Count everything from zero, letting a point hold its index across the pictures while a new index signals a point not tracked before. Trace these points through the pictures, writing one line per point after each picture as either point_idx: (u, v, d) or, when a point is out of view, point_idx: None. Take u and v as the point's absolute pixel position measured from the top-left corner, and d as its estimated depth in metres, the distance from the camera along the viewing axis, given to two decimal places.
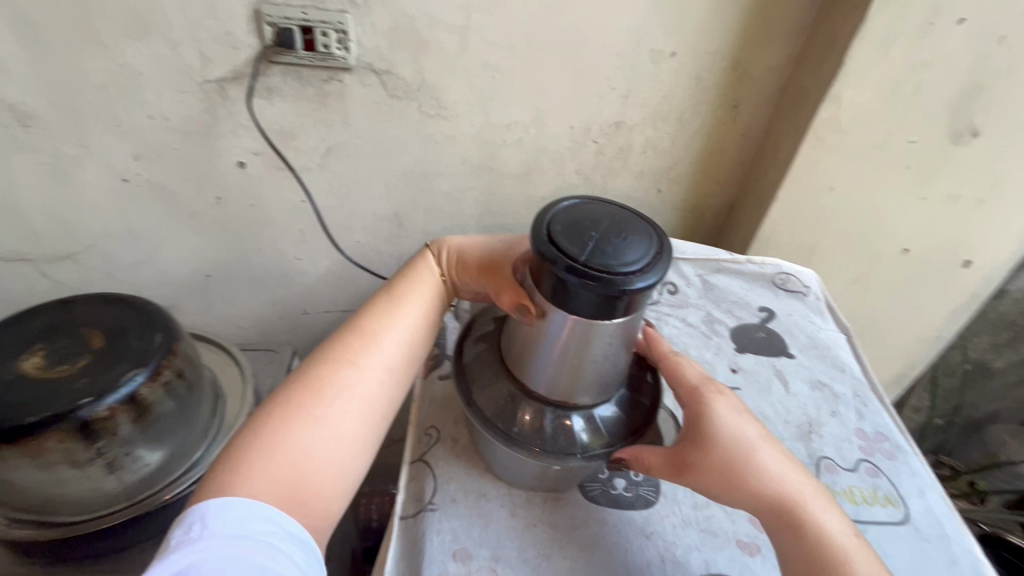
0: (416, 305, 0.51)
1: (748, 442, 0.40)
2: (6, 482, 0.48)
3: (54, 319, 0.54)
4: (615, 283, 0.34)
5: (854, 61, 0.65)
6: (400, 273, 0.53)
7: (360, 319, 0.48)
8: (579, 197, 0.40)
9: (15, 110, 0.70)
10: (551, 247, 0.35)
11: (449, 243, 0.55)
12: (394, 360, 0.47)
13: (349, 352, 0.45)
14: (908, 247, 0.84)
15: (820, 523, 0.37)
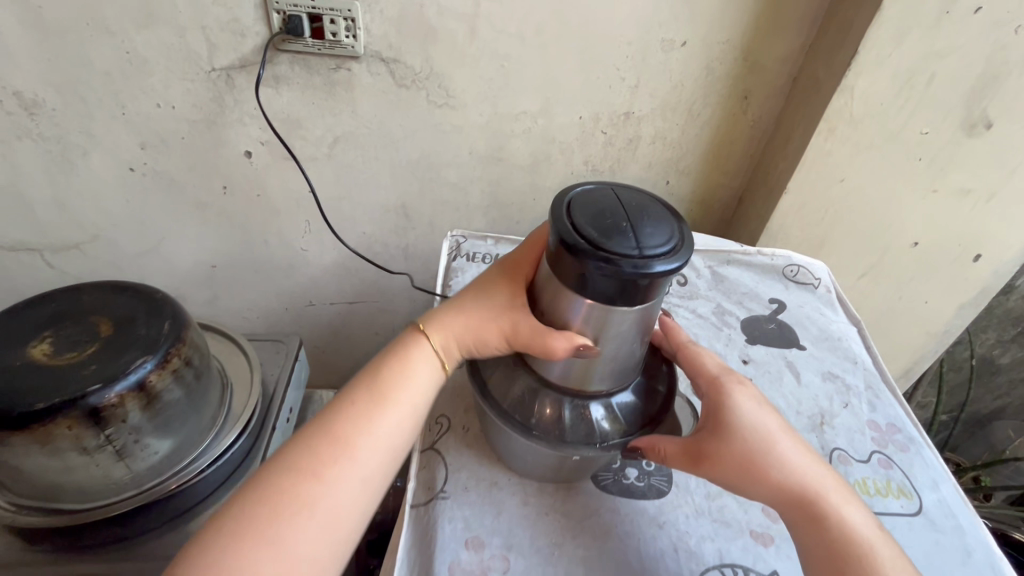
0: (404, 405, 0.42)
1: (770, 435, 0.40)
2: (14, 469, 0.48)
3: (62, 306, 0.54)
4: (652, 264, 0.33)
5: (869, 51, 0.64)
6: (385, 358, 0.44)
7: (335, 418, 0.40)
8: (596, 184, 0.40)
9: (21, 98, 0.69)
10: (581, 234, 0.34)
11: (439, 316, 0.46)
12: (370, 473, 0.39)
13: (317, 461, 0.38)
14: (918, 240, 0.84)
15: (842, 517, 0.38)
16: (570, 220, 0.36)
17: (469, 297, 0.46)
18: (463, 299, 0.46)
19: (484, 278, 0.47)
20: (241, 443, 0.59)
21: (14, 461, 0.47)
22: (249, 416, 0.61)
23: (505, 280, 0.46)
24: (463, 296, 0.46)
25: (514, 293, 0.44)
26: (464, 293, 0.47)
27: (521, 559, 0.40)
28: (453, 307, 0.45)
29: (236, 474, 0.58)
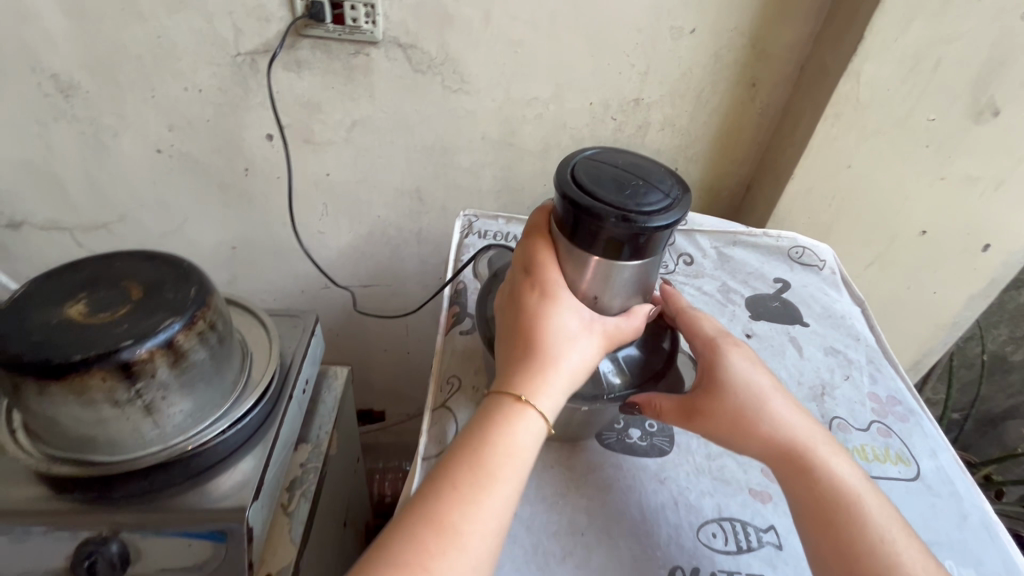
0: (507, 484, 0.36)
1: (761, 391, 0.42)
2: (50, 420, 0.50)
3: (95, 271, 0.57)
4: (678, 214, 0.36)
5: (874, 36, 0.66)
6: (478, 433, 0.37)
7: (435, 507, 0.34)
8: (597, 148, 0.42)
9: (58, 80, 0.73)
10: (616, 207, 0.36)
11: (529, 374, 0.38)
12: (485, 561, 0.34)
13: (427, 561, 0.33)
14: (926, 229, 0.84)
15: (829, 469, 0.39)
16: (600, 199, 0.36)
17: (558, 342, 0.39)
18: (550, 348, 0.38)
19: (550, 311, 0.39)
20: (259, 410, 0.61)
21: (50, 412, 0.50)
22: (267, 384, 0.63)
23: (565, 304, 0.40)
24: (546, 343, 0.38)
25: (585, 311, 0.41)
26: (543, 339, 0.39)
27: (527, 507, 0.42)
28: (540, 357, 0.38)
29: (254, 438, 0.61)
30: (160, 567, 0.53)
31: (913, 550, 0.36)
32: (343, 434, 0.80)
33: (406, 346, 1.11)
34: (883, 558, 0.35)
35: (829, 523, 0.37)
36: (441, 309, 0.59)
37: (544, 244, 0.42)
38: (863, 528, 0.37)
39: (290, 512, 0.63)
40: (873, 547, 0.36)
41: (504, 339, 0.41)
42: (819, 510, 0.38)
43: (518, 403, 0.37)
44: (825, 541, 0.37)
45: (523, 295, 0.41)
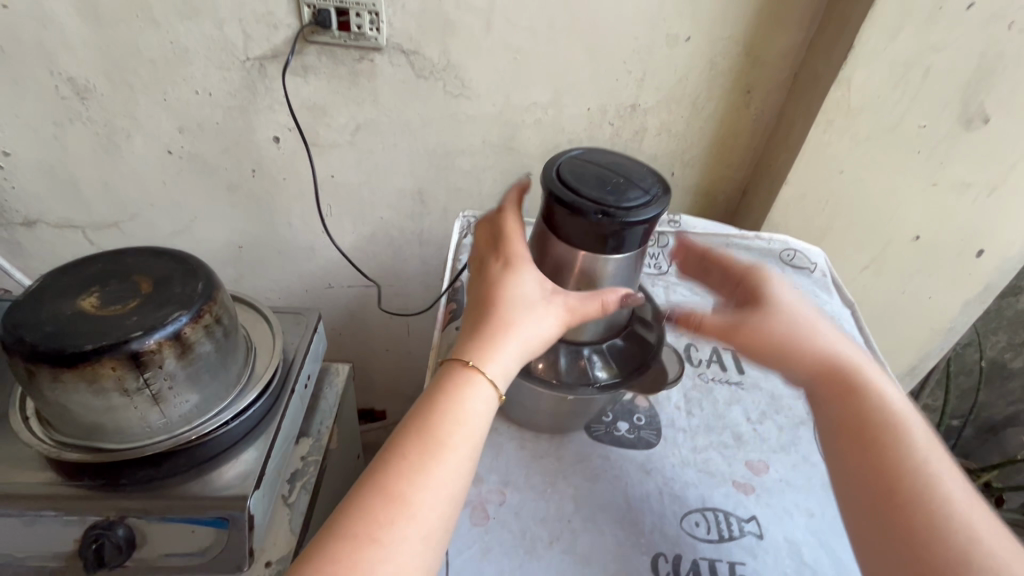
0: (456, 451, 0.37)
1: (808, 312, 0.47)
2: (62, 407, 0.52)
3: (107, 265, 0.59)
4: (659, 208, 0.39)
5: (864, 45, 0.67)
6: (429, 400, 0.39)
7: (383, 474, 0.36)
8: (581, 148, 0.44)
9: (74, 83, 0.76)
10: (600, 202, 0.38)
11: (480, 342, 0.39)
12: (432, 528, 0.35)
13: (373, 526, 0.34)
14: (919, 234, 0.85)
15: (869, 389, 0.42)
16: (584, 195, 0.38)
17: (511, 310, 0.40)
18: (502, 316, 0.40)
19: (508, 283, 0.42)
20: (261, 403, 0.63)
21: (61, 399, 0.51)
22: (269, 378, 0.65)
23: (525, 276, 0.42)
24: (498, 311, 0.40)
25: (547, 286, 0.42)
26: (497, 309, 0.41)
27: (517, 494, 0.43)
28: (494, 327, 0.40)
29: (256, 430, 0.63)
30: (166, 551, 0.55)
31: (948, 467, 0.38)
32: (344, 431, 0.82)
33: (407, 345, 1.13)
34: (917, 463, 0.38)
35: (868, 431, 0.40)
36: (439, 307, 0.61)
37: (509, 225, 0.46)
38: (899, 437, 0.39)
39: (290, 504, 0.65)
40: (909, 454, 0.38)
41: (467, 312, 0.43)
42: (856, 421, 0.41)
43: (468, 369, 0.39)
44: (862, 446, 0.40)
45: (488, 271, 0.44)
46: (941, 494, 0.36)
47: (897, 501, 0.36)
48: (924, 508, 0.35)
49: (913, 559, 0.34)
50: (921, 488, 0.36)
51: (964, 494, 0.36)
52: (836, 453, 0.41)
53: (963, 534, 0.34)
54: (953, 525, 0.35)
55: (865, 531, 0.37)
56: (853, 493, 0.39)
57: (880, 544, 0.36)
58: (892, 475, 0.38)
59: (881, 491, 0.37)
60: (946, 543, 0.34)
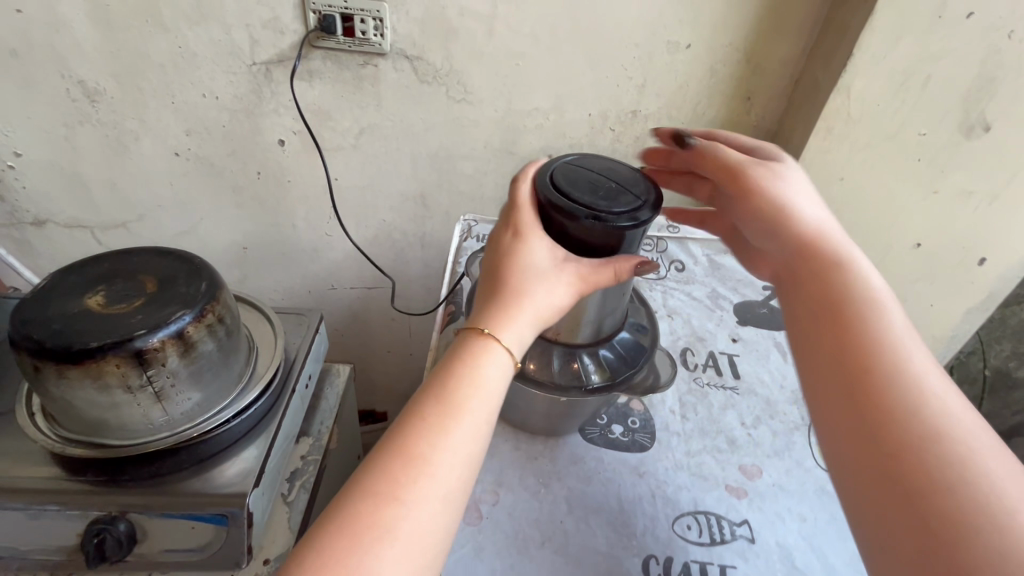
0: (476, 415, 0.37)
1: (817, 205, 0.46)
2: (67, 403, 0.53)
3: (114, 265, 0.60)
4: (650, 213, 0.40)
5: (863, 53, 0.68)
6: (447, 366, 0.39)
7: (403, 436, 0.36)
8: (576, 154, 0.45)
9: (85, 86, 0.78)
10: (593, 208, 0.39)
11: (496, 310, 0.39)
12: (452, 488, 0.35)
13: (393, 485, 0.34)
14: (920, 242, 0.85)
15: (846, 273, 0.41)
16: (578, 200, 0.39)
17: (525, 278, 0.40)
18: (517, 285, 0.40)
19: (520, 250, 0.40)
20: (262, 401, 0.64)
21: (66, 395, 0.52)
22: (271, 377, 0.66)
23: (536, 243, 0.41)
24: (512, 279, 0.40)
25: (557, 252, 0.41)
26: (513, 276, 0.40)
27: (510, 495, 0.44)
28: (511, 292, 0.40)
29: (257, 428, 0.64)
30: (166, 547, 0.56)
31: (922, 353, 0.37)
32: (344, 432, 0.83)
33: (408, 347, 1.14)
34: (889, 346, 0.37)
35: (841, 315, 0.39)
36: (438, 310, 0.62)
37: (518, 186, 0.43)
38: (873, 323, 0.38)
39: (289, 502, 0.65)
40: (882, 338, 0.37)
41: (481, 280, 0.43)
42: (830, 303, 0.40)
43: (485, 337, 0.39)
44: (832, 329, 0.39)
45: (498, 239, 0.42)
46: (910, 375, 0.35)
47: (865, 384, 0.35)
48: (892, 387, 0.35)
49: (878, 437, 0.34)
50: (892, 370, 0.35)
51: (936, 376, 0.35)
52: (806, 340, 0.40)
53: (931, 411, 0.33)
54: (921, 403, 0.34)
55: (831, 418, 0.37)
56: (821, 378, 0.38)
57: (846, 427, 0.35)
58: (861, 355, 0.37)
59: (850, 371, 0.36)
60: (912, 420, 0.33)
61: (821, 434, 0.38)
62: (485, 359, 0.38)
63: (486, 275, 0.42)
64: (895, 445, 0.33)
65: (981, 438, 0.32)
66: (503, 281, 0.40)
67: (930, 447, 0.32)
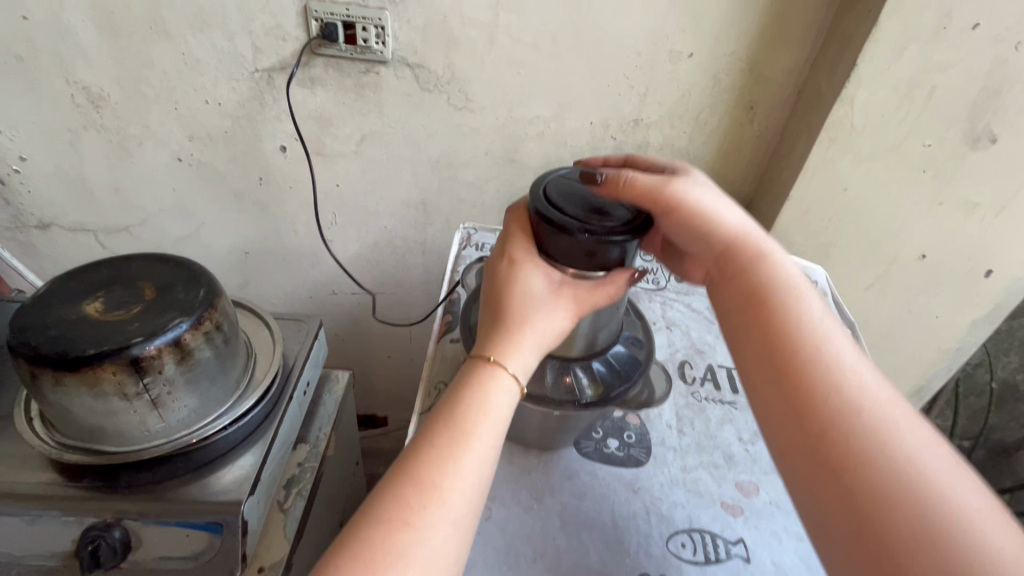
0: (486, 440, 0.37)
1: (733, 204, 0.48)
2: (64, 409, 0.53)
3: (114, 271, 0.61)
4: (640, 229, 0.40)
5: (867, 63, 0.67)
6: (454, 392, 0.39)
7: (412, 462, 0.35)
8: (566, 171, 0.46)
9: (89, 92, 0.78)
10: (584, 222, 0.39)
11: (502, 336, 0.40)
12: (463, 514, 0.34)
13: (404, 513, 0.33)
14: (925, 253, 0.84)
15: (767, 270, 0.43)
16: (570, 215, 0.40)
17: (525, 304, 0.41)
18: (519, 311, 0.41)
19: (519, 276, 0.42)
20: (260, 408, 0.64)
21: (63, 402, 0.53)
22: (268, 384, 0.66)
23: (532, 268, 0.42)
24: (515, 306, 0.41)
25: (554, 276, 0.42)
26: (517, 302, 0.41)
27: (502, 509, 0.44)
28: (516, 320, 0.40)
29: (255, 434, 0.64)
30: (160, 555, 0.56)
31: (844, 343, 0.39)
32: (342, 438, 0.83)
33: (408, 353, 1.14)
34: (811, 341, 0.38)
35: (764, 313, 0.41)
36: (435, 318, 0.61)
37: (512, 221, 0.45)
38: (796, 319, 0.40)
39: (286, 509, 0.65)
40: (803, 333, 0.39)
41: (484, 308, 0.43)
42: (753, 302, 0.42)
43: (491, 362, 0.39)
44: (758, 327, 0.41)
45: (494, 267, 0.44)
46: (832, 367, 0.37)
47: (790, 373, 0.37)
48: (810, 379, 0.37)
49: (808, 432, 0.35)
50: (814, 364, 0.37)
51: (850, 361, 0.37)
52: (737, 339, 0.42)
53: (852, 400, 0.35)
54: (843, 394, 0.35)
55: (765, 414, 0.38)
56: (754, 376, 0.40)
57: (779, 425, 0.37)
58: (786, 351, 0.38)
59: (777, 368, 0.38)
60: (835, 411, 0.35)
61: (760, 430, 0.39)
62: (491, 385, 0.38)
63: (489, 304, 0.42)
64: (822, 438, 0.34)
65: (899, 420, 0.34)
66: (509, 308, 0.41)
67: (852, 436, 0.34)
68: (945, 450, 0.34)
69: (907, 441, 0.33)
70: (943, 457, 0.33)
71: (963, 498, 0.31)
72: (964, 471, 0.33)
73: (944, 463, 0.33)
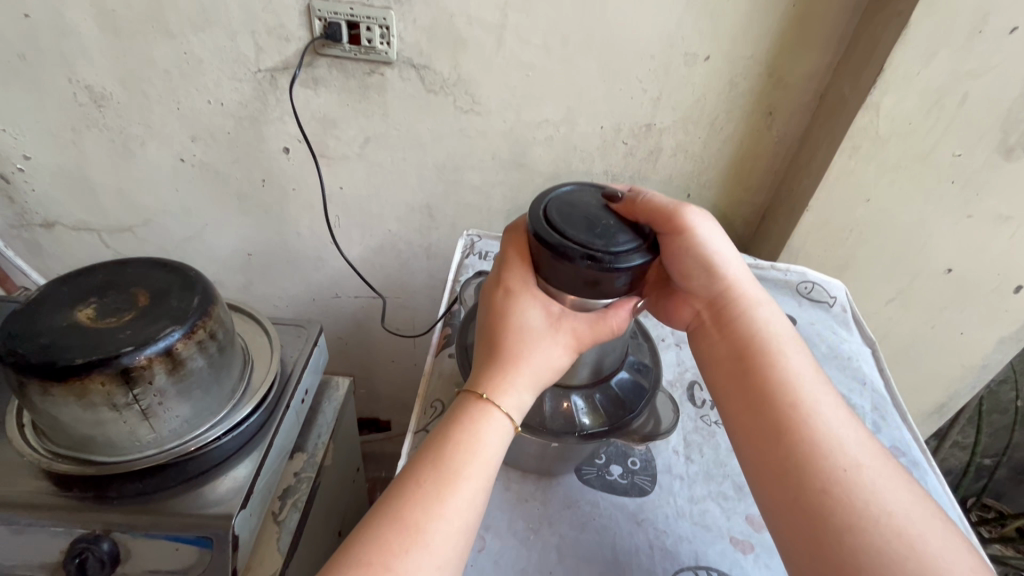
0: (471, 482, 0.39)
1: (728, 251, 0.49)
2: (53, 418, 0.52)
3: (109, 276, 0.59)
4: (646, 255, 0.40)
5: (893, 70, 0.63)
6: (444, 430, 0.41)
7: (397, 504, 0.37)
8: (570, 187, 0.45)
9: (92, 91, 0.77)
10: (589, 247, 0.39)
11: (495, 372, 0.41)
12: (447, 557, 0.36)
13: (387, 557, 0.35)
14: (951, 267, 0.79)
15: (758, 322, 0.47)
16: (572, 239, 0.39)
17: (521, 339, 0.42)
18: (514, 346, 0.42)
19: (516, 308, 0.43)
20: (256, 417, 0.62)
21: (52, 411, 0.51)
22: (265, 392, 0.64)
23: (530, 301, 0.43)
24: (510, 340, 0.42)
25: (553, 307, 0.43)
26: (511, 338, 0.42)
27: (497, 540, 0.45)
28: (508, 359, 0.41)
29: (250, 444, 0.62)
30: (148, 568, 0.54)
31: (827, 398, 0.43)
32: (341, 445, 0.81)
33: (412, 358, 1.12)
34: (800, 398, 0.42)
35: (756, 368, 0.44)
36: (434, 331, 0.61)
37: (509, 250, 0.46)
38: (786, 375, 0.43)
39: (280, 522, 0.63)
40: (793, 390, 0.42)
41: (478, 341, 0.45)
42: (746, 356, 0.45)
43: (483, 400, 0.41)
44: (752, 383, 0.44)
45: (493, 297, 0.44)
46: (819, 425, 0.41)
47: (780, 436, 0.41)
48: (796, 443, 0.40)
49: (800, 492, 0.39)
50: (803, 424, 0.41)
51: (831, 424, 0.41)
52: (729, 391, 0.45)
53: (838, 459, 0.39)
54: (830, 455, 0.39)
55: (756, 471, 0.42)
56: (745, 431, 0.43)
57: (771, 481, 0.40)
58: (778, 410, 0.42)
59: (769, 426, 0.41)
60: (824, 471, 0.38)
61: (749, 481, 0.43)
62: (481, 426, 0.40)
63: (483, 339, 0.44)
64: (814, 497, 0.38)
65: (878, 478, 0.38)
66: (502, 347, 0.42)
67: (840, 495, 0.37)
68: (918, 501, 0.38)
69: (886, 498, 0.37)
70: (916, 509, 0.37)
71: (937, 550, 0.35)
72: (934, 521, 0.37)
73: (913, 521, 0.36)
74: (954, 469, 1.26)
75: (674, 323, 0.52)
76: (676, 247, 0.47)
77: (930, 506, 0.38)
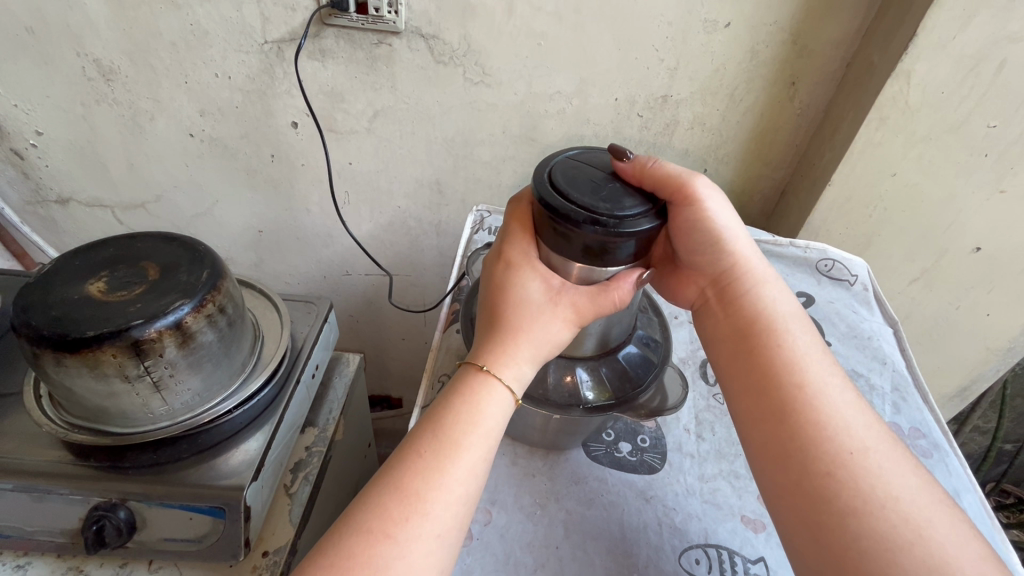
0: (469, 454, 0.38)
1: (734, 224, 0.47)
2: (68, 389, 0.53)
3: (119, 250, 0.59)
4: (652, 222, 0.38)
5: (925, 36, 0.59)
6: (445, 402, 0.40)
7: (399, 473, 0.37)
8: (575, 154, 0.44)
9: (100, 65, 0.77)
10: (593, 211, 0.37)
11: (497, 345, 0.41)
12: (447, 527, 0.36)
13: (387, 525, 0.35)
14: (981, 246, 0.76)
15: (765, 300, 0.45)
16: (576, 202, 0.38)
17: (522, 313, 0.42)
18: (514, 318, 0.42)
19: (517, 278, 0.43)
20: (266, 391, 0.62)
21: (66, 382, 0.52)
22: (276, 364, 0.64)
23: (530, 274, 0.43)
24: (511, 313, 0.42)
25: (554, 281, 0.43)
26: (511, 311, 0.42)
27: (502, 514, 0.45)
28: (510, 331, 0.41)
29: (261, 419, 0.62)
30: (163, 536, 0.54)
31: (835, 379, 0.41)
32: (352, 422, 0.81)
33: (423, 335, 1.12)
34: (807, 378, 0.41)
35: (760, 347, 0.43)
36: (442, 308, 0.61)
37: (510, 223, 0.46)
38: (792, 355, 0.42)
39: (291, 493, 0.63)
40: (798, 369, 0.41)
41: (480, 314, 0.44)
42: (750, 334, 0.44)
43: (483, 372, 0.40)
44: (754, 362, 0.43)
45: (495, 270, 0.44)
46: (825, 406, 0.39)
47: (785, 417, 0.40)
48: (802, 425, 0.39)
49: (803, 476, 0.37)
50: (808, 405, 0.39)
51: (838, 405, 0.40)
52: (732, 370, 0.44)
53: (843, 442, 0.38)
54: (836, 437, 0.38)
55: (758, 453, 0.41)
56: (748, 412, 0.42)
57: (773, 464, 0.39)
58: (784, 389, 0.40)
59: (773, 407, 0.40)
60: (828, 454, 0.37)
61: (751, 462, 0.42)
62: (478, 399, 0.40)
63: (486, 310, 0.43)
64: (816, 481, 0.37)
65: (885, 462, 0.37)
66: (505, 321, 0.41)
67: (844, 479, 0.36)
68: (925, 487, 0.37)
69: (892, 482, 0.36)
70: (924, 496, 0.36)
71: (944, 537, 0.34)
72: (942, 507, 0.36)
73: (920, 506, 0.35)
74: (974, 453, 1.23)
75: (679, 301, 0.51)
76: (684, 217, 0.46)
77: (939, 493, 0.37)
